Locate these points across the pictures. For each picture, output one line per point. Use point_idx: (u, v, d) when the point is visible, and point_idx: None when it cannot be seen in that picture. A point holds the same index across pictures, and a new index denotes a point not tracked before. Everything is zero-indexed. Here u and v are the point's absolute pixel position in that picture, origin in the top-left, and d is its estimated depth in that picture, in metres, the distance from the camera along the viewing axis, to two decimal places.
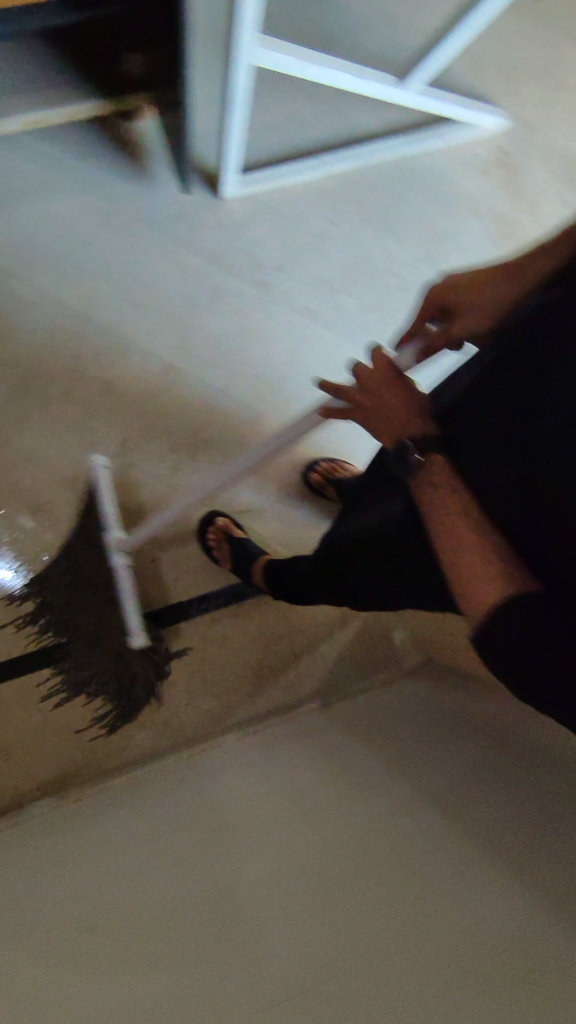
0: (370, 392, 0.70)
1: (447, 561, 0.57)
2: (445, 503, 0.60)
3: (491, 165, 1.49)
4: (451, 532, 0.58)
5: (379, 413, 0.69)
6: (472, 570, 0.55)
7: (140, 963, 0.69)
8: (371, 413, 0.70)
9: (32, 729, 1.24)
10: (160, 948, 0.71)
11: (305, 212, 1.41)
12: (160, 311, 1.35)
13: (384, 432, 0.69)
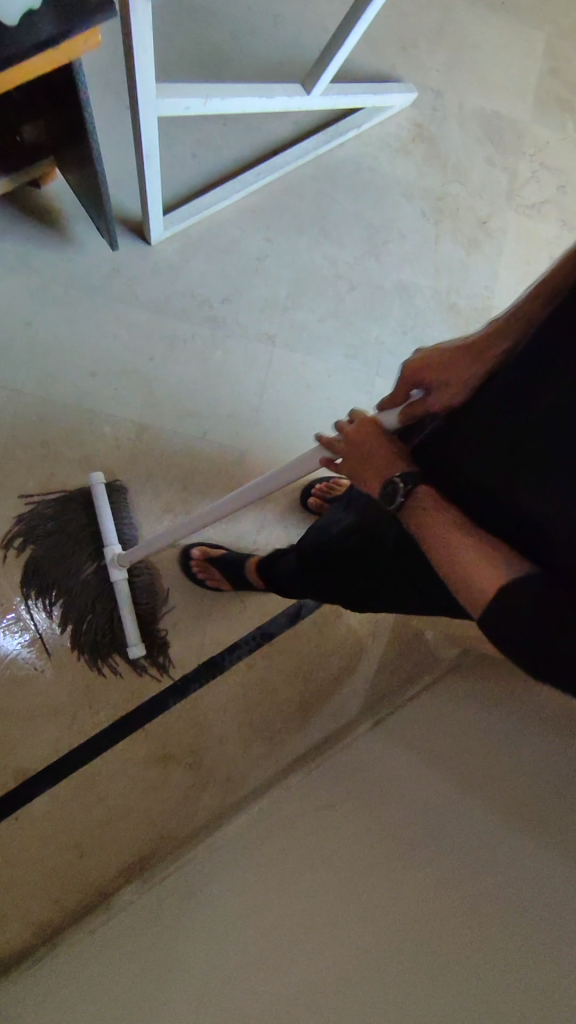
0: (356, 446, 0.74)
1: (448, 571, 0.62)
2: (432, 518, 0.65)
3: (410, 143, 1.45)
4: (444, 536, 0.63)
5: (361, 462, 0.74)
6: (472, 563, 0.60)
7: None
8: (357, 466, 0.75)
9: (96, 820, 1.23)
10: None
11: (237, 237, 1.37)
12: (116, 374, 1.31)
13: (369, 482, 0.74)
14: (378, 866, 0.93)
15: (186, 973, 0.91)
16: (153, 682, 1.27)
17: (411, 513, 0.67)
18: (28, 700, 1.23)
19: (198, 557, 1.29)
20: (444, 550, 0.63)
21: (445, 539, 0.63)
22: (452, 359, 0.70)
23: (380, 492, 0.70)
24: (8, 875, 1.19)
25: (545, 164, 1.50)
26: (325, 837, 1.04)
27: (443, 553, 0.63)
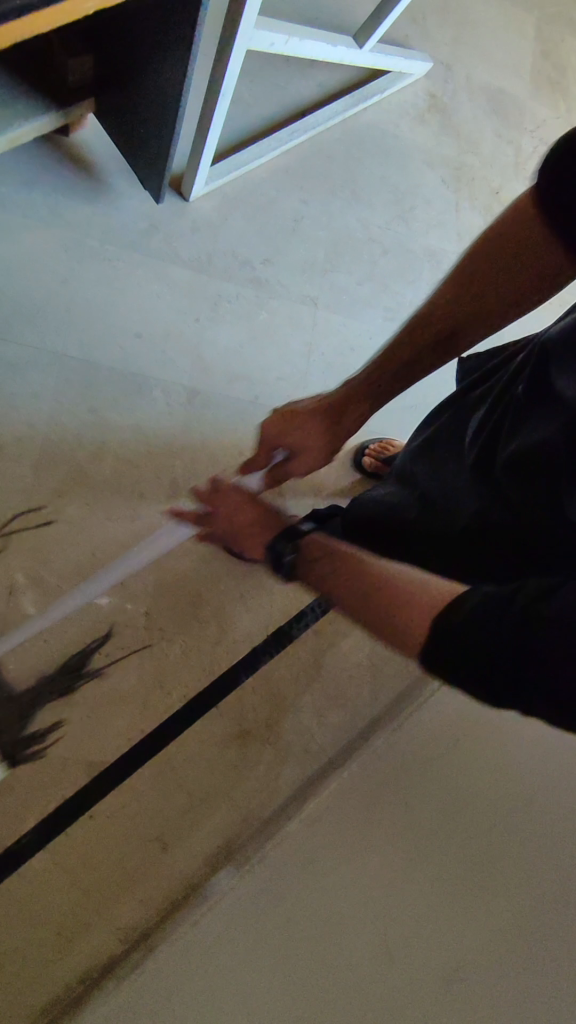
0: (224, 511, 0.87)
1: (379, 623, 0.59)
2: (347, 576, 0.65)
3: (428, 113, 1.48)
4: (347, 581, 0.65)
5: (238, 529, 0.86)
6: (387, 608, 0.58)
7: None
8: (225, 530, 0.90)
9: (177, 802, 1.16)
10: None
11: (273, 195, 1.34)
12: (163, 336, 1.24)
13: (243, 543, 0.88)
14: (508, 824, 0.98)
15: None
16: (223, 657, 1.21)
17: (302, 560, 0.77)
18: (93, 686, 1.15)
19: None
20: (354, 596, 0.63)
21: (355, 584, 0.64)
22: (309, 430, 0.81)
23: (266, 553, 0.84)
24: (89, 874, 1.10)
25: (546, 139, 1.58)
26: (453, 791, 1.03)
27: (360, 604, 0.62)
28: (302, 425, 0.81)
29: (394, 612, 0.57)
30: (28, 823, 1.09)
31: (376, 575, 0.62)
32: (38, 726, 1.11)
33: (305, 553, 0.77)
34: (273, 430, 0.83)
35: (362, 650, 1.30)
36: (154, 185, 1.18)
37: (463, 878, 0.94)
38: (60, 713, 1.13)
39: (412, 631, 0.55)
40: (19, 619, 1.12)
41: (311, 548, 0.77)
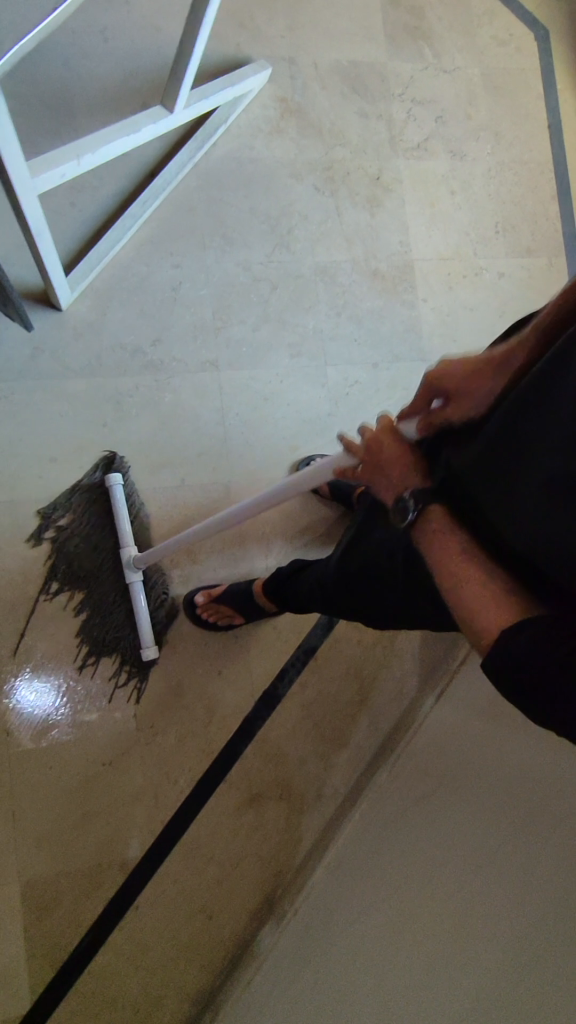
0: (375, 452, 0.72)
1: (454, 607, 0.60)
2: (443, 549, 0.63)
3: (281, 121, 1.40)
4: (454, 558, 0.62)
5: (379, 469, 0.72)
6: (469, 589, 0.59)
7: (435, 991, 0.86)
8: (374, 477, 0.72)
9: (210, 874, 1.24)
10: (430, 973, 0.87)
11: (144, 273, 1.32)
12: (76, 452, 1.27)
13: (384, 491, 0.71)
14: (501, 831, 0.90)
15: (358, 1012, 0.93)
16: (219, 733, 1.27)
17: (420, 528, 0.66)
18: (108, 795, 1.23)
19: (203, 600, 1.25)
20: (451, 572, 0.61)
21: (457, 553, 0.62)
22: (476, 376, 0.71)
23: (393, 506, 0.69)
24: (149, 958, 1.21)
25: (417, 98, 1.46)
26: (438, 823, 1.01)
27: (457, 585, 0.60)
28: (477, 383, 0.71)
29: (470, 599, 0.58)
30: (84, 928, 1.20)
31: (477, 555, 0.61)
32: (68, 843, 1.20)
33: (424, 528, 0.65)
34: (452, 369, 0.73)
35: (352, 686, 1.33)
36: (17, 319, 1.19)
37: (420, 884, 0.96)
38: (85, 827, 1.21)
39: (476, 630, 0.57)
40: (21, 755, 1.20)
41: (441, 514, 0.65)
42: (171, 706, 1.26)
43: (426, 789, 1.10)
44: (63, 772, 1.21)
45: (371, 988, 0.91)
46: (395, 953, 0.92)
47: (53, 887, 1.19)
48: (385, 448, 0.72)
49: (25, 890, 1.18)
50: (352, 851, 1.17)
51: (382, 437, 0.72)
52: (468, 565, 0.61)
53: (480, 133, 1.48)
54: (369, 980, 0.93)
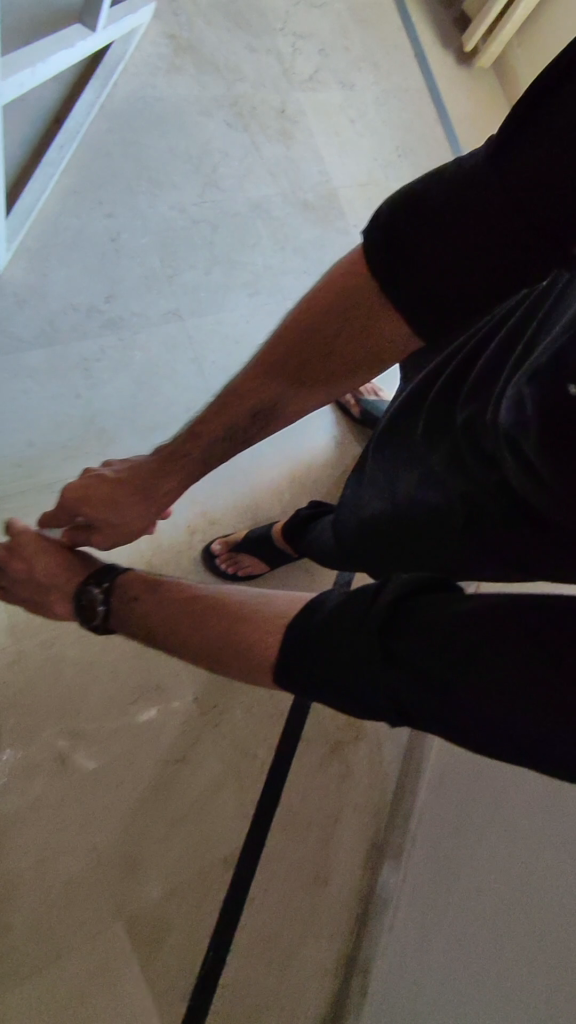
0: (25, 558, 0.79)
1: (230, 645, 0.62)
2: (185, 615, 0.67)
3: (177, 58, 1.33)
4: (194, 619, 0.66)
5: (41, 577, 0.79)
6: (232, 625, 0.63)
7: (563, 898, 0.91)
8: (33, 586, 0.80)
9: (318, 837, 1.17)
10: (564, 878, 0.93)
11: (78, 226, 1.19)
12: (54, 428, 1.11)
13: (48, 601, 0.79)
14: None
15: (523, 901, 0.96)
16: (283, 693, 1.20)
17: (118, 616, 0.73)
18: (189, 792, 1.10)
19: (222, 548, 1.17)
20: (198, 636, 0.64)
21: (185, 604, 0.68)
22: (115, 492, 0.77)
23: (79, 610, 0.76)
24: (280, 948, 1.11)
25: (298, 32, 1.46)
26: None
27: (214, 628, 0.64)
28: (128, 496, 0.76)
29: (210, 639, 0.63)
30: (204, 945, 1.06)
31: (224, 601, 0.66)
32: (160, 859, 1.06)
33: (133, 616, 0.72)
34: (80, 491, 0.77)
35: None
36: None
37: (546, 799, 1.02)
38: (174, 834, 1.08)
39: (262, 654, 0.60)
40: (84, 778, 1.04)
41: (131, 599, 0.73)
42: (230, 678, 1.16)
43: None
44: (135, 784, 1.07)
45: (534, 876, 0.97)
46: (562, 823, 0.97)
47: (158, 912, 1.04)
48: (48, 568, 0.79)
49: (129, 927, 1.02)
50: (457, 766, 1.19)
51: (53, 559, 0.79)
52: (208, 612, 0.65)
53: (361, 64, 1.52)
54: (540, 860, 0.97)
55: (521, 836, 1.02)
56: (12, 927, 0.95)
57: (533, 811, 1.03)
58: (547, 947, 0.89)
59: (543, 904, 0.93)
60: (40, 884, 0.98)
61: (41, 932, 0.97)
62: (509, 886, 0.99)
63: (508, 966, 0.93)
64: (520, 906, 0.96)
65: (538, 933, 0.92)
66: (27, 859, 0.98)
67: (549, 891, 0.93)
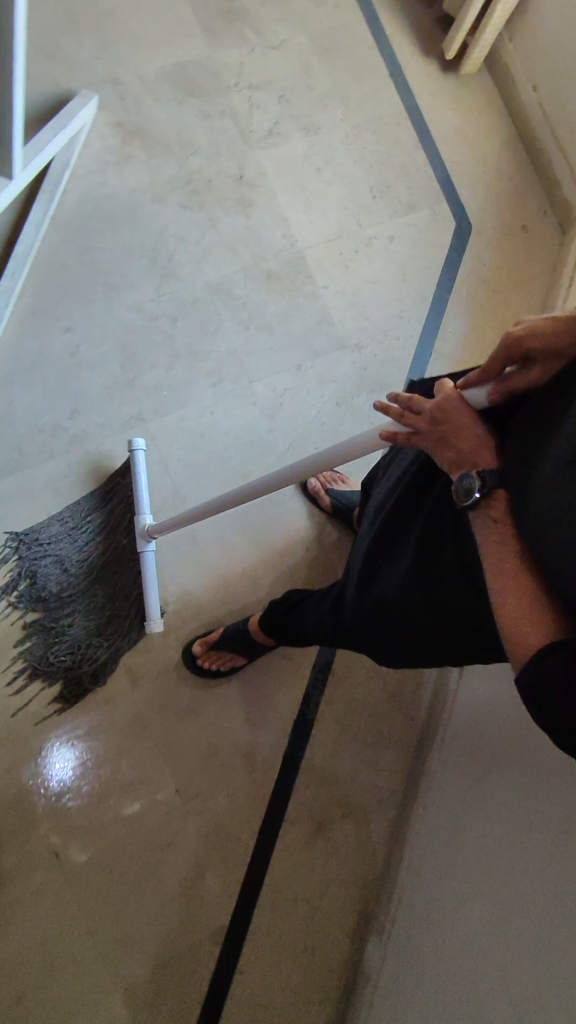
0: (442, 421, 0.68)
1: (515, 627, 0.57)
2: (514, 567, 0.59)
3: (125, 147, 1.33)
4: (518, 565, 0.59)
5: (451, 438, 0.67)
6: (524, 594, 0.58)
7: (476, 1007, 0.92)
8: (445, 448, 0.67)
9: (304, 910, 1.24)
10: (481, 986, 0.93)
11: (38, 347, 1.24)
12: (29, 551, 1.20)
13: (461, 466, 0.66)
14: (558, 799, 0.93)
15: (450, 1001, 0.98)
16: (266, 776, 1.26)
17: (484, 525, 0.63)
18: (176, 875, 1.20)
19: (200, 645, 1.23)
20: (507, 598, 0.59)
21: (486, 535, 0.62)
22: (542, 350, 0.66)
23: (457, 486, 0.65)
24: (270, 1014, 1.19)
25: (255, 84, 1.40)
26: (506, 790, 1.06)
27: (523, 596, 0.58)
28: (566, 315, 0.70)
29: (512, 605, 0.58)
30: (196, 1012, 1.16)
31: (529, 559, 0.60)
32: (151, 936, 1.17)
33: (493, 529, 0.62)
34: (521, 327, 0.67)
35: (376, 688, 1.35)
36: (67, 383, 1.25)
37: (482, 894, 1.02)
38: (164, 912, 1.19)
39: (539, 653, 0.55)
40: (77, 869, 1.16)
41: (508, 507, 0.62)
42: (212, 768, 1.23)
43: (484, 763, 1.14)
44: (124, 870, 1.18)
45: (462, 976, 0.98)
46: (507, 906, 0.95)
47: (151, 982, 1.16)
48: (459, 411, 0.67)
49: (126, 996, 1.15)
50: (428, 846, 1.20)
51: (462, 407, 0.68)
52: (516, 582, 0.59)
53: (328, 101, 1.43)
54: (489, 945, 0.96)
55: (460, 933, 1.03)
56: (22, 999, 1.11)
57: (470, 906, 1.03)
58: None
59: (461, 1007, 0.95)
60: (43, 961, 1.12)
61: (47, 1001, 1.12)
62: (444, 983, 1.01)
63: None
64: (446, 1006, 0.98)
65: None
66: (31, 940, 1.13)
67: (486, 979, 0.93)
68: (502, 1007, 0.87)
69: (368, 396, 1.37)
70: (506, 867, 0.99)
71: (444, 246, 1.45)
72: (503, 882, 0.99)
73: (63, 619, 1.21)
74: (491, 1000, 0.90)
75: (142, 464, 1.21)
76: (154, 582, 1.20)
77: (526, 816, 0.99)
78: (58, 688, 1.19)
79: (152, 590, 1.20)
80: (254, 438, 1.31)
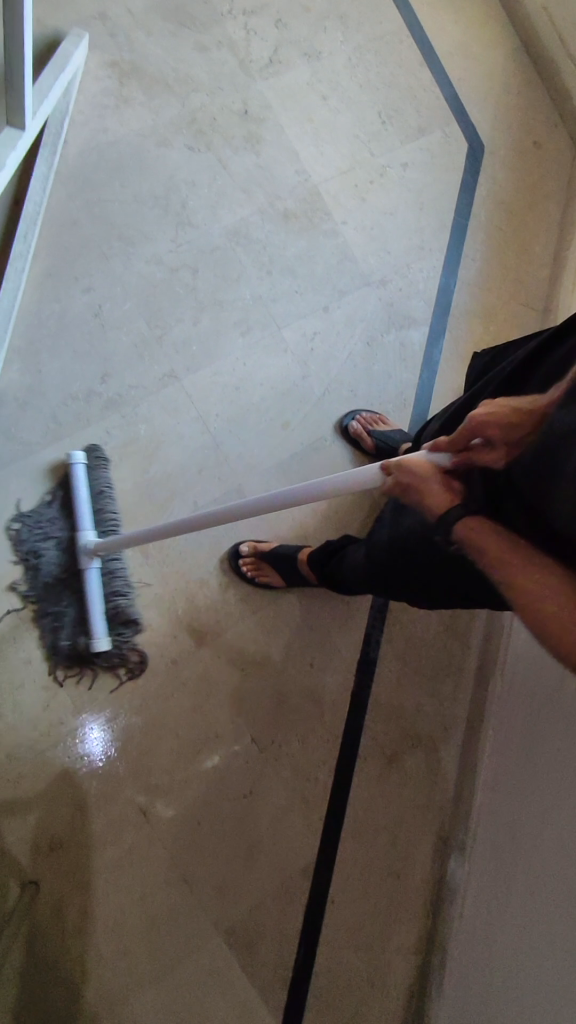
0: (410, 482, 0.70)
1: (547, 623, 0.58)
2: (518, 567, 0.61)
3: (123, 88, 1.25)
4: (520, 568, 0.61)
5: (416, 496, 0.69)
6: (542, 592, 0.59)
7: (564, 908, 0.95)
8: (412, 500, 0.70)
9: (384, 838, 1.28)
10: (563, 888, 0.97)
11: (60, 310, 1.20)
12: (80, 521, 1.18)
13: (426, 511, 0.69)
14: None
15: (538, 906, 1.01)
16: (335, 718, 1.28)
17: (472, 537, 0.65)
18: (261, 821, 1.23)
19: (248, 555, 1.25)
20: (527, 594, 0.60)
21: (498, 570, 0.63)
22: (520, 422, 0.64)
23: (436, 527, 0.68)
24: (363, 935, 1.25)
25: (249, 9, 1.32)
26: (567, 721, 1.06)
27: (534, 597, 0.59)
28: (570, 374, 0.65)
29: (545, 624, 0.59)
30: (296, 943, 1.22)
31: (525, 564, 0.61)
32: (244, 880, 1.21)
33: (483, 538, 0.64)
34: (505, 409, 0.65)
35: (431, 622, 1.37)
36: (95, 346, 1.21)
37: (552, 803, 1.05)
38: (254, 857, 1.22)
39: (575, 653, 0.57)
40: (165, 825, 1.18)
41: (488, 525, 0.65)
42: (283, 715, 1.25)
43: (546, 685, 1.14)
44: (212, 821, 1.20)
45: (544, 883, 1.01)
46: (572, 836, 0.97)
47: (250, 921, 1.20)
48: (416, 472, 0.69)
49: (228, 937, 1.19)
50: (499, 766, 1.24)
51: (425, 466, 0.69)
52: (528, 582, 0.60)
53: (326, 22, 1.36)
54: (559, 870, 0.98)
55: (536, 841, 1.06)
56: (130, 951, 1.14)
57: (543, 816, 1.06)
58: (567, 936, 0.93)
59: (550, 911, 0.98)
60: (146, 915, 1.16)
61: (154, 951, 1.15)
62: (529, 890, 1.05)
63: (525, 966, 1.00)
64: (536, 912, 1.01)
65: (546, 941, 0.97)
66: (131, 896, 1.16)
67: (566, 880, 0.96)
68: None
69: (397, 332, 1.35)
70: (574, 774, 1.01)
71: (458, 169, 1.41)
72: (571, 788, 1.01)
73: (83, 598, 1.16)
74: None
75: (82, 479, 1.15)
76: (98, 599, 1.14)
77: None
78: (130, 649, 1.19)
79: (95, 610, 1.13)
80: (289, 385, 1.29)
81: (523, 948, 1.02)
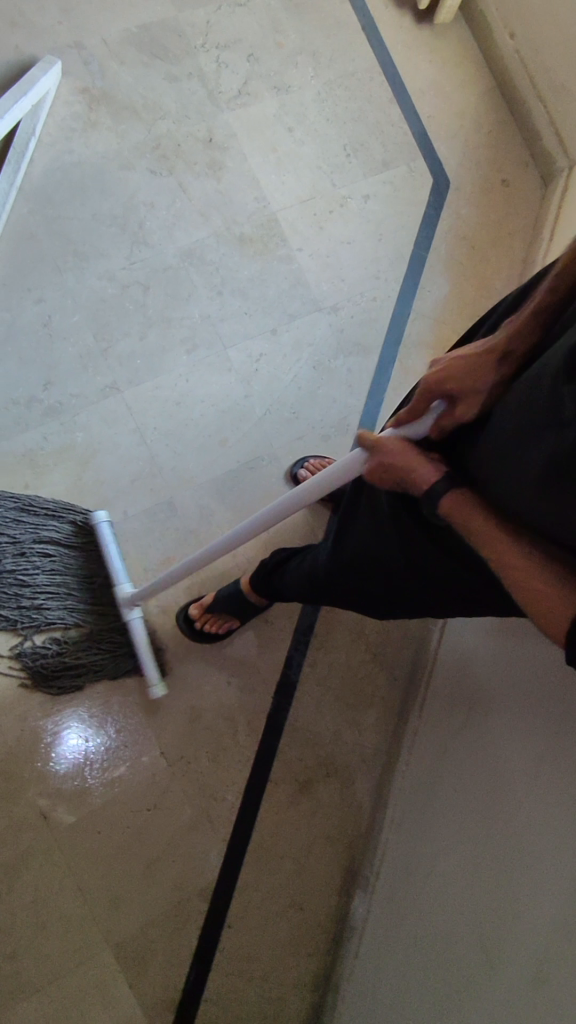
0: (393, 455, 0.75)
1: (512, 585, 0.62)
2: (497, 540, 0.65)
3: (92, 113, 1.31)
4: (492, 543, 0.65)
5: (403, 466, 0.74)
6: (509, 555, 0.63)
7: (482, 945, 0.91)
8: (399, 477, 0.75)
9: (291, 867, 1.26)
10: (482, 927, 0.92)
11: (11, 318, 1.24)
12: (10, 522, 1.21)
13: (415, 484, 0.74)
14: (540, 728, 0.94)
15: (450, 946, 0.97)
16: (250, 739, 1.28)
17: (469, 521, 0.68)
18: (162, 836, 1.22)
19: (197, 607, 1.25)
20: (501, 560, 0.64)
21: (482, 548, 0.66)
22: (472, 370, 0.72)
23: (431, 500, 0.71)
24: (258, 968, 1.21)
25: (223, 44, 1.38)
26: (480, 754, 1.08)
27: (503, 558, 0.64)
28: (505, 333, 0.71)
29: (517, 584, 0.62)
30: (187, 966, 1.19)
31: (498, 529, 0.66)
32: (141, 895, 1.19)
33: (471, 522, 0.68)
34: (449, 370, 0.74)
35: (359, 653, 1.36)
36: (40, 353, 1.25)
37: (474, 837, 1.01)
38: (153, 870, 1.21)
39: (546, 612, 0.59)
40: (65, 830, 1.19)
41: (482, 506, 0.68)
42: (196, 732, 1.26)
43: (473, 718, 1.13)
44: (112, 831, 1.20)
45: (459, 923, 0.97)
46: (494, 873, 0.94)
47: (142, 938, 1.18)
48: (394, 454, 0.75)
49: (118, 951, 1.17)
50: (412, 801, 1.22)
51: (403, 445, 0.75)
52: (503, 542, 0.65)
53: (298, 58, 1.41)
54: (473, 881, 0.97)
55: (452, 877, 1.02)
56: (15, 956, 1.13)
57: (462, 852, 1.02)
58: (485, 978, 0.87)
59: (464, 950, 0.93)
60: (35, 920, 1.15)
61: (42, 959, 1.14)
62: (440, 930, 1.00)
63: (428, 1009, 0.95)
64: (447, 953, 0.97)
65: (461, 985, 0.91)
66: (22, 899, 1.15)
67: (486, 919, 0.92)
68: (511, 941, 0.85)
69: (345, 359, 1.36)
70: (497, 810, 0.98)
71: (420, 205, 1.43)
72: (495, 827, 0.97)
73: (112, 639, 1.24)
74: (495, 935, 0.89)
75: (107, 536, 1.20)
76: (144, 646, 1.21)
77: (512, 759, 0.99)
78: None
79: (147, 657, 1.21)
80: (230, 404, 1.31)
81: (428, 992, 0.96)
